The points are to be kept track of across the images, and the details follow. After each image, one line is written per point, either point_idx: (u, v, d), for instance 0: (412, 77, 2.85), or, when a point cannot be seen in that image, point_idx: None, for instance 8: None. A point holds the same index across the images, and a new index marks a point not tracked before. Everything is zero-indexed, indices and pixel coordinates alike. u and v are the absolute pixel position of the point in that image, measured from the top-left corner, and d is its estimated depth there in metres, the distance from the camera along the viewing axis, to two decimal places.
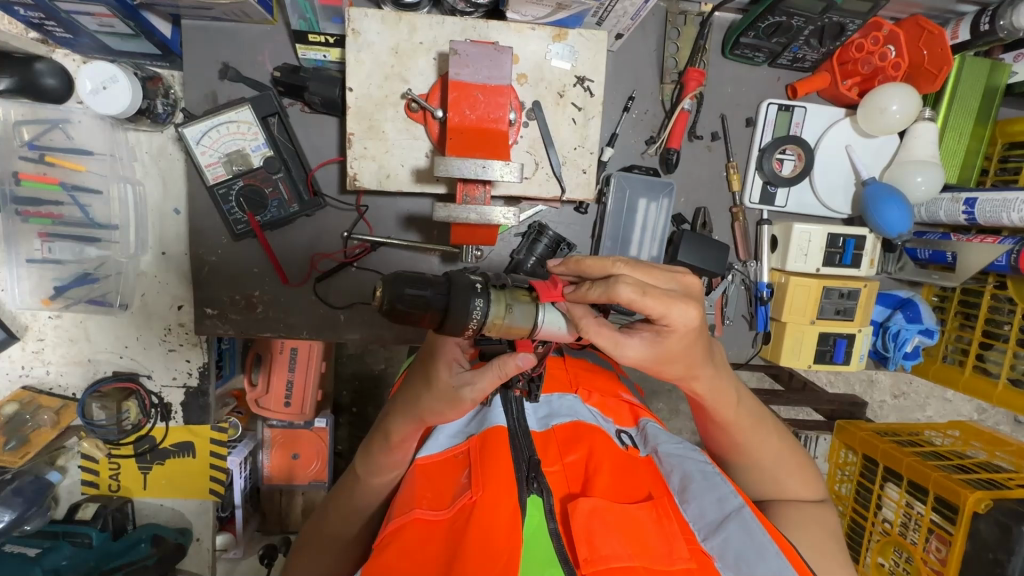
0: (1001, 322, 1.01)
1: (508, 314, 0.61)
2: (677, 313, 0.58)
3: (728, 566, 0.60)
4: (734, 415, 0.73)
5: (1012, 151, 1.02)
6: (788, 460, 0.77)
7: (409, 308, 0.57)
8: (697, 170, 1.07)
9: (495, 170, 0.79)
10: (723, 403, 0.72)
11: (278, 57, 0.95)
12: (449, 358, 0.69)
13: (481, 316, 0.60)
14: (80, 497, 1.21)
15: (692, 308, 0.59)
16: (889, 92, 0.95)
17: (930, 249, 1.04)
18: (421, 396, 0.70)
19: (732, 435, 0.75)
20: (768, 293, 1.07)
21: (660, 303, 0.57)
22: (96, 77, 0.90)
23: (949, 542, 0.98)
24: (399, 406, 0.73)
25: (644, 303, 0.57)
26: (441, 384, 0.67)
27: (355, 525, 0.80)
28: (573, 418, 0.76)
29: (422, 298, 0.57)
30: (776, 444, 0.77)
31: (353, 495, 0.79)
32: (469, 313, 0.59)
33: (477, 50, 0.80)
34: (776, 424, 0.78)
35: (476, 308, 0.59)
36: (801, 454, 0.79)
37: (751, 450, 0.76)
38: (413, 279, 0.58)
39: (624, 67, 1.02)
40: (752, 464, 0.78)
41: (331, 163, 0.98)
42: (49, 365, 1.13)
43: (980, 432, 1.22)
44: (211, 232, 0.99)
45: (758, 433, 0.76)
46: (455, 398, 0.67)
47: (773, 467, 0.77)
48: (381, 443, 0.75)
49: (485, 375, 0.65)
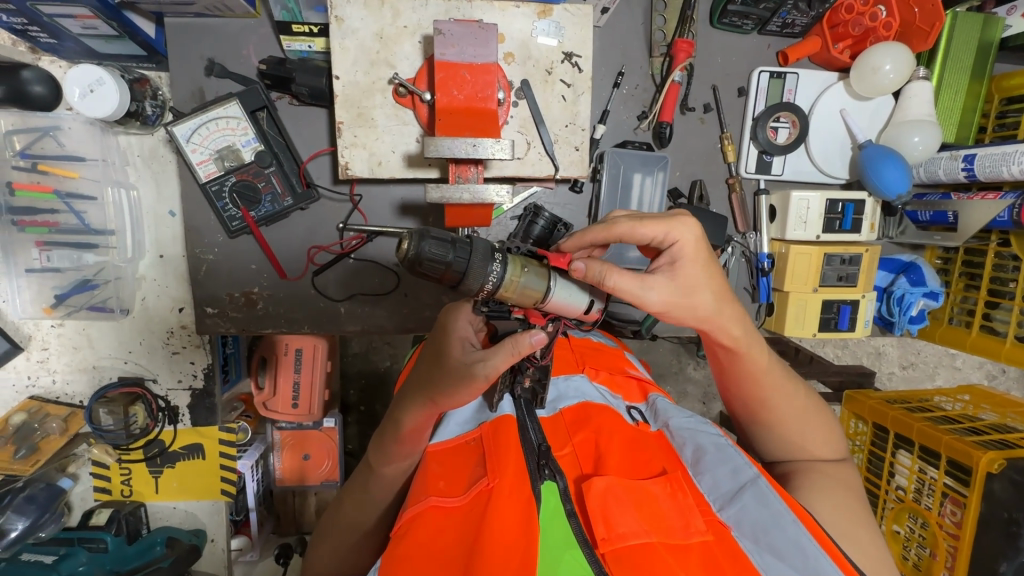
0: (1006, 280, 0.99)
1: (523, 275, 0.62)
2: (678, 229, 0.64)
3: (745, 535, 0.59)
4: (765, 364, 0.73)
5: (1010, 106, 1.00)
6: (813, 421, 0.76)
7: (432, 263, 0.57)
8: (690, 144, 1.06)
9: (485, 148, 0.78)
10: (753, 351, 0.72)
11: (263, 50, 0.95)
12: (460, 336, 0.72)
13: (497, 280, 0.60)
14: (94, 503, 1.22)
15: (690, 224, 0.65)
16: (882, 51, 0.93)
17: (930, 210, 1.03)
18: (434, 378, 0.69)
19: (760, 389, 0.74)
20: (769, 264, 1.06)
21: (658, 226, 0.64)
22: (83, 81, 0.90)
23: (964, 505, 0.96)
24: (411, 391, 0.72)
25: (644, 228, 0.64)
26: (455, 363, 0.67)
27: (370, 519, 0.78)
28: (580, 400, 0.77)
29: (445, 256, 0.57)
30: (802, 400, 0.76)
31: (365, 487, 0.77)
32: (486, 275, 0.59)
33: (461, 29, 0.79)
34: (801, 386, 0.78)
35: (494, 272, 0.60)
36: (825, 417, 0.78)
37: (775, 410, 0.75)
38: (437, 237, 0.57)
39: (611, 42, 1.01)
40: (779, 421, 0.76)
41: (322, 154, 0.98)
42: (55, 373, 1.14)
43: (991, 395, 1.21)
44: (205, 230, 0.99)
45: (786, 386, 0.75)
46: (469, 377, 0.64)
47: (799, 426, 0.76)
48: (391, 432, 0.73)
49: (499, 351, 0.64)
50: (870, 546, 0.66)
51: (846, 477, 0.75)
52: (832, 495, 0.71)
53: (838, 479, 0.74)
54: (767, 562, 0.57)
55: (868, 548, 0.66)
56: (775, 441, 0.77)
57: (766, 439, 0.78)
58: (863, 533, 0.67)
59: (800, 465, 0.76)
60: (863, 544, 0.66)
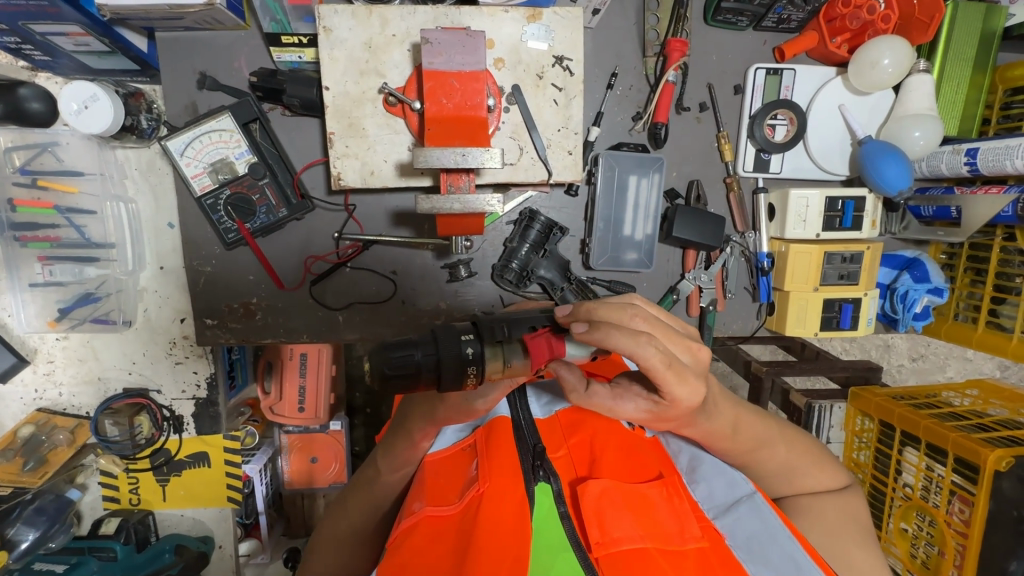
0: (1012, 275, 0.97)
1: (507, 368, 0.55)
2: (682, 393, 0.55)
3: (739, 546, 0.60)
4: (737, 437, 0.67)
5: (1014, 97, 0.97)
6: (798, 458, 0.72)
7: (403, 380, 0.50)
8: (686, 143, 1.05)
9: (475, 157, 0.78)
10: (723, 431, 0.66)
11: (255, 62, 0.95)
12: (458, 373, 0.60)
13: (478, 372, 0.53)
14: (103, 512, 1.24)
15: (700, 387, 0.55)
16: (879, 46, 0.92)
17: (933, 205, 1.01)
18: (434, 405, 0.64)
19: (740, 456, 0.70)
20: (769, 263, 1.05)
21: (675, 383, 0.54)
22: (78, 97, 0.90)
23: (972, 504, 0.95)
24: (409, 406, 0.68)
25: (659, 378, 0.53)
26: (454, 398, 0.62)
27: (375, 519, 0.78)
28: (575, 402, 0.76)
29: (414, 367, 0.50)
30: (784, 449, 0.71)
31: (370, 491, 0.75)
32: (466, 375, 0.53)
33: (449, 37, 0.78)
34: (782, 435, 0.72)
35: (470, 365, 0.52)
36: (811, 447, 0.74)
37: (759, 459, 0.70)
38: (401, 345, 0.51)
39: (604, 43, 1.00)
40: (765, 472, 0.72)
41: (316, 164, 0.98)
42: (61, 386, 1.15)
43: (1000, 389, 1.18)
44: (203, 242, 0.99)
45: (765, 444, 0.70)
46: (469, 409, 0.63)
47: (786, 475, 0.72)
48: (403, 439, 0.70)
49: (496, 387, 0.61)
50: (867, 567, 0.68)
51: (838, 499, 0.73)
52: (825, 528, 0.71)
53: (830, 507, 0.73)
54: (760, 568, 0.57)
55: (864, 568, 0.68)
56: (763, 482, 0.74)
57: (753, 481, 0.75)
58: (858, 552, 0.69)
59: (792, 498, 0.74)
60: (859, 565, 0.68)
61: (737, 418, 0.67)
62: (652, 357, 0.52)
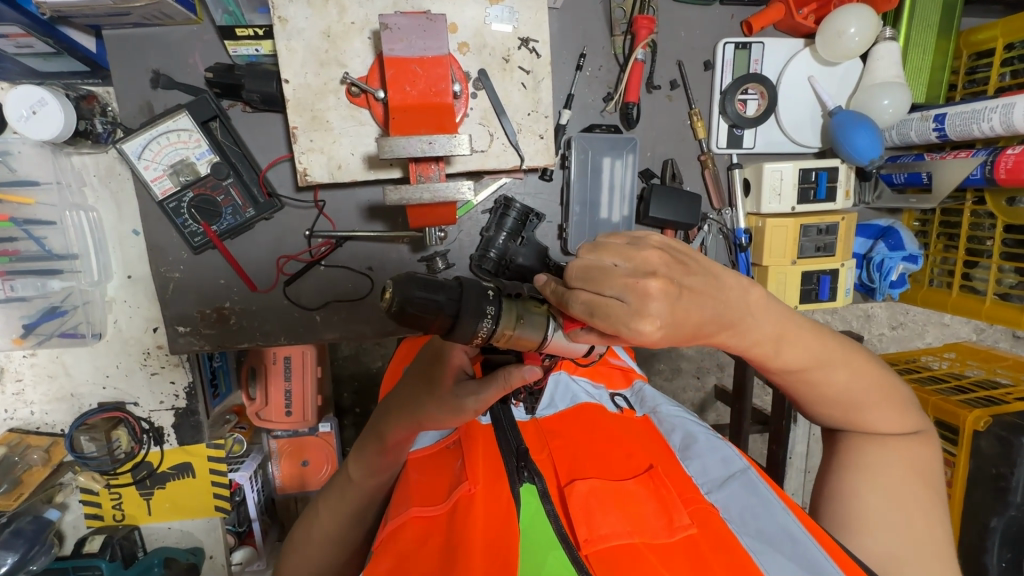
0: (983, 239, 0.99)
1: (520, 325, 0.57)
2: (627, 331, 0.55)
3: (733, 518, 0.61)
4: (789, 360, 0.65)
5: (979, 61, 0.98)
6: (862, 390, 0.69)
7: (419, 312, 0.51)
8: (659, 122, 1.04)
9: (441, 145, 0.77)
10: (765, 342, 0.63)
11: (210, 57, 0.91)
12: (454, 366, 0.65)
13: (491, 327, 0.55)
14: (86, 530, 1.21)
15: (644, 325, 0.54)
16: (846, 14, 0.91)
17: (905, 172, 1.02)
18: (421, 401, 0.65)
19: (794, 378, 0.68)
20: (747, 239, 1.05)
21: (606, 325, 0.55)
22: (24, 102, 0.86)
23: (953, 464, 0.96)
24: (395, 408, 0.68)
25: (593, 324, 0.56)
26: (444, 391, 0.64)
27: (352, 529, 0.74)
28: (573, 404, 0.76)
29: (433, 304, 0.51)
30: (847, 377, 0.68)
31: (343, 497, 0.72)
32: (479, 324, 0.54)
33: (408, 21, 0.76)
34: (852, 363, 0.68)
35: (488, 316, 0.55)
36: (884, 381, 0.70)
37: (816, 384, 0.68)
38: (424, 282, 0.52)
39: (571, 23, 0.98)
40: (822, 399, 0.70)
41: (281, 161, 0.95)
42: (32, 405, 1.12)
43: (976, 351, 1.21)
44: (169, 247, 0.96)
45: (824, 369, 0.67)
46: (456, 407, 0.62)
47: (851, 406, 0.70)
48: (374, 444, 0.69)
49: (490, 384, 0.61)
50: (920, 522, 0.66)
51: (904, 444, 0.70)
52: (879, 481, 0.68)
53: (891, 457, 0.69)
54: (764, 551, 0.57)
55: (913, 523, 0.66)
56: (823, 412, 0.72)
57: (810, 408, 0.73)
58: (914, 507, 0.66)
59: (851, 437, 0.72)
60: (914, 526, 0.65)
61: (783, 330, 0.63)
62: (579, 300, 0.56)
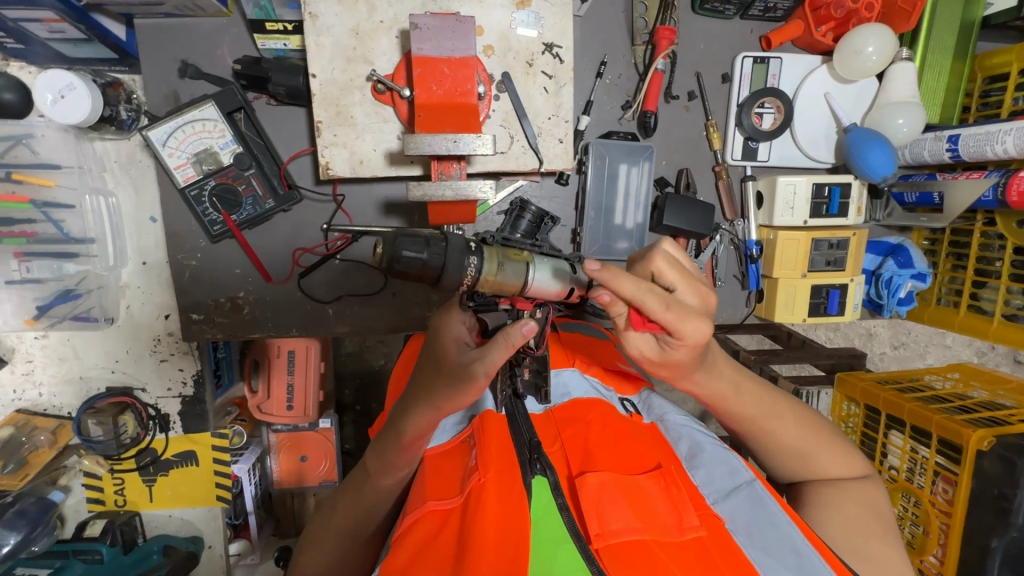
0: (992, 259, 0.99)
1: (502, 272, 0.58)
2: (689, 329, 0.57)
3: (739, 530, 0.61)
4: (740, 408, 0.71)
5: (993, 84, 0.99)
6: (810, 440, 0.74)
7: (408, 260, 0.52)
8: (676, 132, 1.05)
9: (467, 144, 0.77)
10: (721, 392, 0.70)
11: (238, 49, 0.93)
12: (454, 337, 0.68)
13: (475, 273, 0.56)
14: (87, 514, 1.21)
15: (706, 324, 0.57)
16: (865, 33, 0.92)
17: (916, 192, 1.03)
18: (434, 383, 0.65)
19: (745, 426, 0.72)
20: (758, 251, 1.06)
21: (678, 321, 0.56)
22: (53, 86, 0.87)
23: (955, 483, 0.97)
24: (413, 400, 0.67)
25: (665, 316, 0.55)
26: (451, 364, 0.64)
27: (370, 522, 0.74)
28: (595, 397, 0.75)
29: (419, 252, 0.52)
30: (793, 430, 0.73)
31: (360, 493, 0.73)
32: (465, 268, 0.55)
33: (438, 22, 0.78)
34: (793, 411, 0.74)
35: (470, 265, 0.55)
36: (826, 430, 0.75)
37: (766, 433, 0.73)
38: (411, 237, 0.53)
39: (593, 31, 1.00)
40: (774, 453, 0.75)
41: (303, 154, 0.96)
42: (41, 386, 1.12)
43: (980, 372, 1.21)
44: (188, 235, 0.97)
45: (772, 419, 0.72)
46: (467, 376, 0.61)
47: (802, 457, 0.74)
48: (393, 441, 0.68)
49: (493, 346, 0.61)
50: (881, 555, 0.69)
51: (857, 487, 0.73)
52: (838, 517, 0.71)
53: (850, 496, 0.73)
54: (769, 564, 0.58)
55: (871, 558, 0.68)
56: (780, 465, 0.76)
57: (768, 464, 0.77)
58: (871, 542, 0.70)
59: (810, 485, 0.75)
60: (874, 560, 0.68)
61: (736, 383, 0.70)
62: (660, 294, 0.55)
